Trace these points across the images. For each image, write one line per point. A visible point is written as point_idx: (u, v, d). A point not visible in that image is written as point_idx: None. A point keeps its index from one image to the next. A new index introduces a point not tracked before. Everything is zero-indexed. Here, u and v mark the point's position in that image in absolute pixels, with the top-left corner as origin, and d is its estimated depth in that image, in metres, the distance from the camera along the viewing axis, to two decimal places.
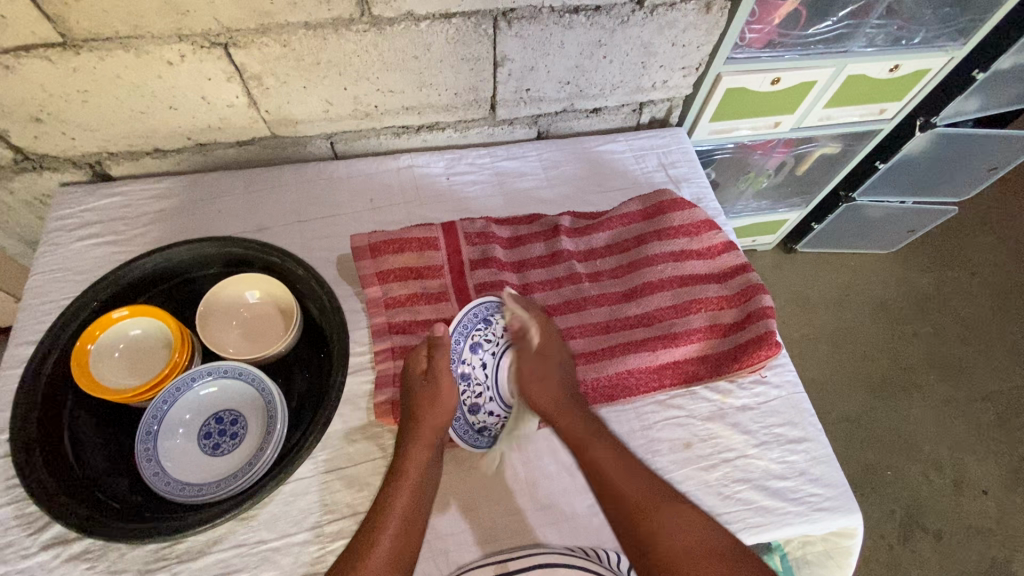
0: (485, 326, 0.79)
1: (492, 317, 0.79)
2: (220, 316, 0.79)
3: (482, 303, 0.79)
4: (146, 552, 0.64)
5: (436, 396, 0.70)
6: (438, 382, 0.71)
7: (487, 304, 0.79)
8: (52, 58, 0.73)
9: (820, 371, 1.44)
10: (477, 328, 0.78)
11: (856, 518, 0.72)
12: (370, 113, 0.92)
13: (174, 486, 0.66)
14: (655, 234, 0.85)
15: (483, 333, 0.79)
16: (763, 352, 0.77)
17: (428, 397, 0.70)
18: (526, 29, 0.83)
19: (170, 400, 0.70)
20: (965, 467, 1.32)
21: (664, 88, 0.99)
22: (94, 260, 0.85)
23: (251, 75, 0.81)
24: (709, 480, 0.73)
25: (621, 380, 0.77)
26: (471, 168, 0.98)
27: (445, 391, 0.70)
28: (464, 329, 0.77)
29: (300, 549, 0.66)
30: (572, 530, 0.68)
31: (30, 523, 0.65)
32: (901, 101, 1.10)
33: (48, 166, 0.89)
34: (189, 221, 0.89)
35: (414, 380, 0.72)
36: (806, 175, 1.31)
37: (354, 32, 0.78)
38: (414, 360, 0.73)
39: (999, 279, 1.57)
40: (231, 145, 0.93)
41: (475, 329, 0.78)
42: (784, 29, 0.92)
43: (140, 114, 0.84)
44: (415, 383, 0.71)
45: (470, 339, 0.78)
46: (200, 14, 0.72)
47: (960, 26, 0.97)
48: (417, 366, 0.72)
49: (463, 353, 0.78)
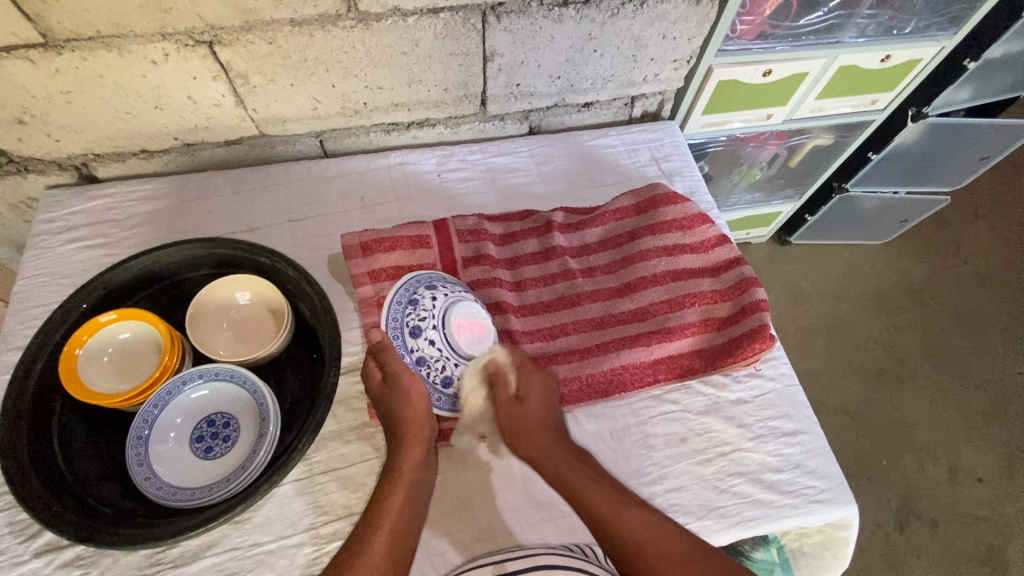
0: (411, 308, 0.72)
1: (416, 296, 0.72)
2: (209, 319, 0.78)
3: (400, 288, 0.73)
4: (140, 558, 0.64)
5: (405, 393, 0.68)
6: (400, 382, 0.68)
7: (406, 287, 0.73)
8: (34, 59, 0.72)
9: (815, 363, 1.44)
10: (406, 313, 0.72)
11: (852, 509, 0.72)
12: (360, 111, 0.91)
13: (165, 491, 0.65)
14: (648, 229, 0.85)
15: (414, 316, 0.71)
16: (757, 346, 0.77)
17: (400, 399, 0.68)
18: (515, 23, 0.82)
19: (162, 404, 0.69)
20: (959, 455, 1.33)
21: (656, 81, 0.99)
22: (81, 263, 0.84)
23: (239, 73, 0.80)
24: (705, 474, 0.73)
25: (616, 376, 0.77)
26: (462, 165, 0.97)
27: (410, 385, 0.68)
28: (397, 321, 0.72)
29: (296, 552, 0.65)
30: (569, 528, 0.68)
31: (21, 531, 0.65)
32: (893, 91, 1.10)
33: (33, 169, 0.88)
34: (177, 222, 0.88)
35: (376, 390, 0.70)
36: (801, 166, 1.31)
37: (341, 28, 0.77)
38: (368, 375, 0.71)
39: (991, 268, 1.58)
40: (220, 144, 0.92)
41: (406, 315, 0.72)
42: (776, 20, 0.92)
43: (125, 115, 0.82)
44: (379, 392, 0.69)
45: (405, 327, 0.71)
46: (184, 12, 0.71)
47: (951, 15, 0.96)
48: (373, 378, 0.70)
49: (406, 343, 0.71)
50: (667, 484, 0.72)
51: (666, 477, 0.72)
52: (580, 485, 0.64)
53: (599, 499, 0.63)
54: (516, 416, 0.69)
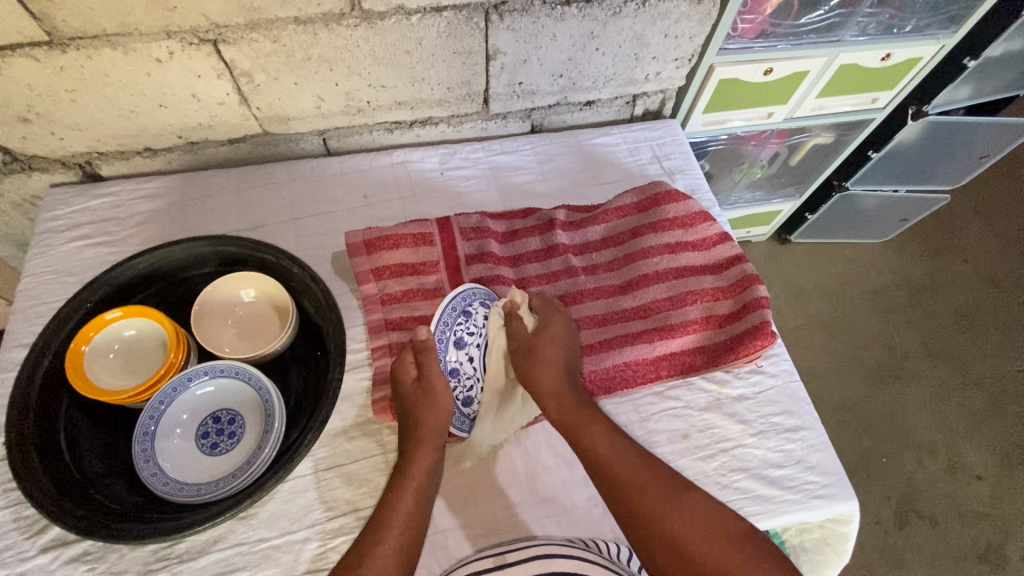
0: (465, 319, 0.77)
1: (471, 309, 0.77)
2: (215, 316, 0.78)
3: (457, 296, 0.76)
4: (147, 553, 0.64)
5: (433, 399, 0.71)
6: (432, 387, 0.71)
7: (463, 296, 0.77)
8: (39, 57, 0.72)
9: (815, 360, 1.45)
10: (457, 323, 0.76)
11: (853, 504, 0.73)
12: (363, 109, 0.91)
13: (172, 487, 0.66)
14: (649, 226, 0.85)
15: (464, 329, 0.77)
16: (759, 342, 0.77)
17: (425, 403, 0.70)
18: (518, 22, 0.82)
19: (167, 400, 0.69)
20: (959, 452, 1.33)
21: (658, 80, 0.99)
22: (85, 261, 0.84)
23: (243, 72, 0.80)
24: (707, 470, 0.73)
25: (619, 372, 0.77)
26: (464, 163, 0.97)
27: (440, 392, 0.71)
28: (445, 326, 0.76)
29: (301, 547, 0.66)
30: (572, 523, 0.69)
31: (28, 527, 0.65)
32: (894, 89, 1.10)
33: (38, 167, 0.88)
34: (182, 220, 0.88)
35: (407, 390, 0.71)
36: (801, 164, 1.31)
37: (345, 26, 0.77)
38: (402, 369, 0.73)
39: (991, 265, 1.58)
40: (223, 143, 0.92)
41: (456, 325, 0.76)
42: (776, 19, 0.92)
43: (129, 113, 0.83)
44: (409, 392, 0.71)
45: (452, 336, 0.76)
46: (188, 10, 0.71)
47: (950, 14, 0.96)
48: (407, 374, 0.73)
49: (447, 350, 0.76)
50: None
51: None
52: (580, 420, 0.69)
53: (614, 456, 0.65)
54: (522, 348, 0.75)
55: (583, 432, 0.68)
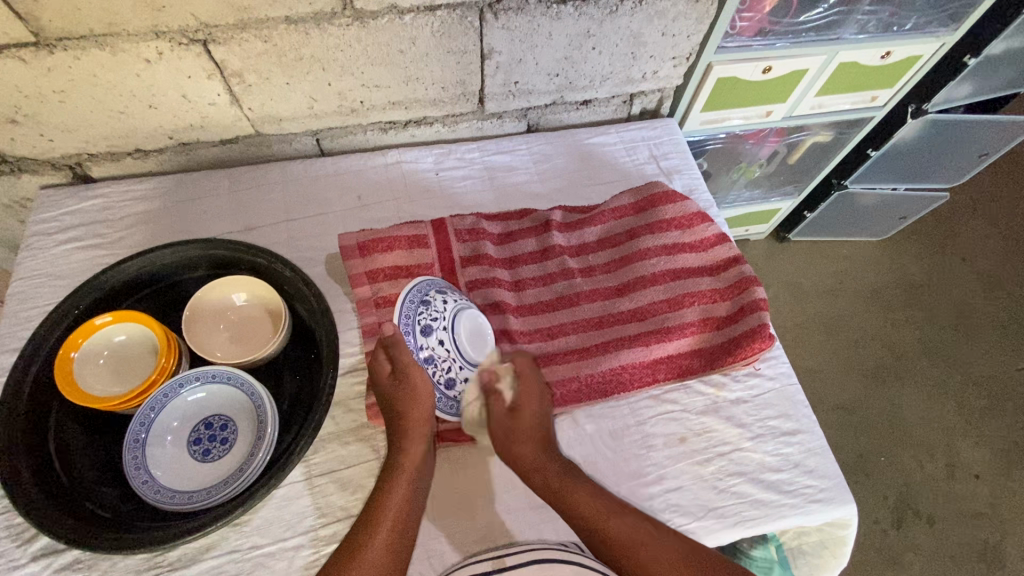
0: (426, 308, 0.75)
1: (430, 297, 0.76)
2: (206, 320, 0.77)
3: (414, 287, 0.75)
4: (138, 561, 0.64)
5: (413, 391, 0.69)
6: (410, 378, 0.69)
7: (418, 287, 0.76)
8: (26, 58, 0.71)
9: (813, 360, 1.44)
10: (420, 312, 0.74)
11: (851, 508, 0.72)
12: (357, 109, 0.90)
13: (164, 495, 0.65)
14: (646, 227, 0.84)
15: (427, 316, 0.74)
16: (757, 345, 0.76)
17: (406, 396, 0.68)
18: (513, 21, 0.81)
19: (158, 406, 0.69)
20: (957, 451, 1.33)
21: (655, 79, 0.98)
22: (76, 265, 0.83)
23: (233, 72, 0.79)
24: (704, 474, 0.72)
25: (616, 376, 0.76)
26: (459, 163, 0.96)
27: (417, 380, 0.69)
28: (408, 319, 0.74)
29: (295, 554, 0.65)
30: (568, 527, 0.68)
31: (18, 535, 0.64)
32: (894, 88, 1.09)
33: (27, 169, 0.87)
34: (174, 222, 0.87)
35: (386, 388, 0.69)
36: (799, 163, 1.30)
37: (337, 25, 0.76)
38: (377, 368, 0.70)
39: (990, 264, 1.57)
40: (215, 143, 0.91)
41: (419, 315, 0.74)
42: (775, 17, 0.91)
43: (119, 114, 0.82)
44: (388, 389, 0.69)
45: (417, 326, 0.74)
46: (176, 9, 0.70)
47: (951, 12, 0.95)
48: (381, 372, 0.70)
49: (417, 340, 0.74)
50: (666, 484, 0.72)
51: (665, 477, 0.72)
52: (565, 483, 0.65)
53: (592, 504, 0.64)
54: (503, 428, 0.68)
55: (574, 500, 0.64)
